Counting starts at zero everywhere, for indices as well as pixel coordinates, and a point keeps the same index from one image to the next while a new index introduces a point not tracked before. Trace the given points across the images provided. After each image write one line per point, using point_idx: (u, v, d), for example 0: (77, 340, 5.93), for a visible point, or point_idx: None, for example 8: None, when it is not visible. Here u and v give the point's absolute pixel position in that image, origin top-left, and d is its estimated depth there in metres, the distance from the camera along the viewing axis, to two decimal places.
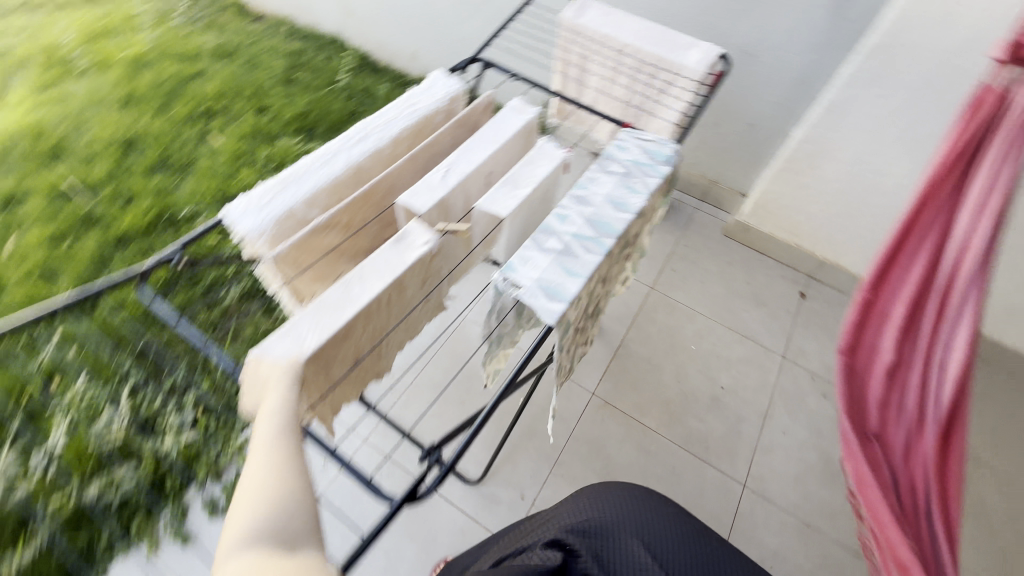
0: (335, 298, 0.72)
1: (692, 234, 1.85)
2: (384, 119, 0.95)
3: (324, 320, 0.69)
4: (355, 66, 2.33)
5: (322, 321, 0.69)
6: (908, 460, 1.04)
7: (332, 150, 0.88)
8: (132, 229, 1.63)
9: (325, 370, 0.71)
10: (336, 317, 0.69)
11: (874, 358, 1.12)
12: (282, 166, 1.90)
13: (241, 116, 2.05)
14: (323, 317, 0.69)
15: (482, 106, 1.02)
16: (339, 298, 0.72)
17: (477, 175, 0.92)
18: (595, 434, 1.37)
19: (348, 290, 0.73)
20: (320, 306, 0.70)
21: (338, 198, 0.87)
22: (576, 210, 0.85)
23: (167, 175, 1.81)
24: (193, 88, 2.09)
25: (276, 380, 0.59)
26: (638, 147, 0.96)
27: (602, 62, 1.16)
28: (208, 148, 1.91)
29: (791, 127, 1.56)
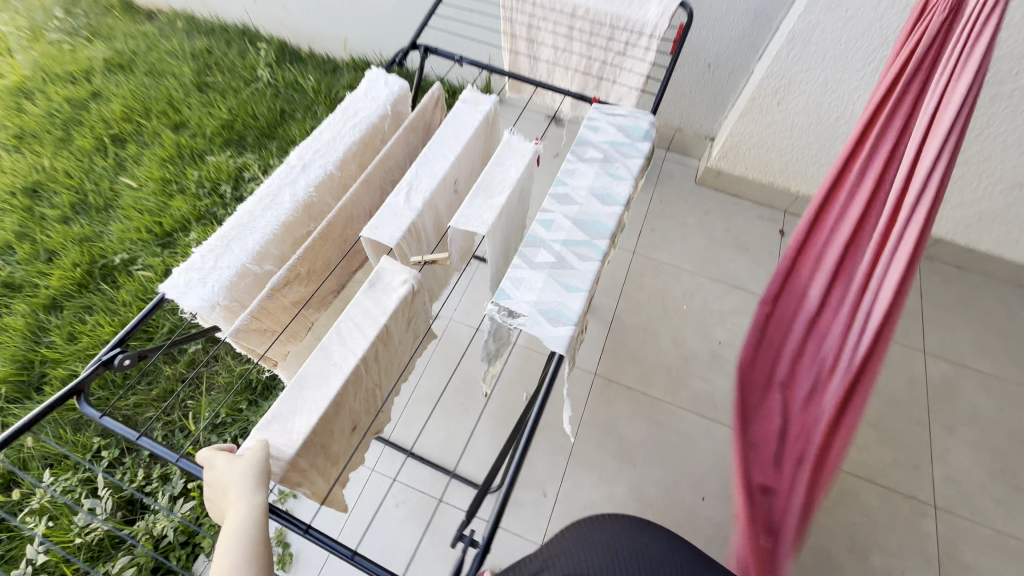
0: (315, 370, 0.65)
1: (664, 188, 1.79)
2: (324, 138, 0.83)
3: (314, 398, 0.64)
4: (274, 57, 2.09)
5: (310, 402, 0.63)
6: (807, 409, 0.98)
7: (273, 188, 0.76)
8: (63, 289, 1.46)
9: (323, 450, 0.67)
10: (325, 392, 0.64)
11: (799, 308, 0.96)
12: (217, 186, 1.72)
13: (157, 136, 1.83)
14: (309, 397, 0.64)
15: (431, 104, 0.91)
16: (320, 370, 0.65)
17: (444, 186, 0.82)
18: (605, 415, 1.35)
19: (328, 358, 0.65)
20: (301, 380, 0.64)
21: (293, 243, 0.77)
22: (561, 211, 0.77)
23: (88, 220, 1.61)
24: (94, 113, 1.85)
25: (234, 479, 0.57)
26: (612, 123, 0.87)
27: (554, 28, 1.05)
28: (128, 180, 1.71)
29: (752, 62, 1.48)
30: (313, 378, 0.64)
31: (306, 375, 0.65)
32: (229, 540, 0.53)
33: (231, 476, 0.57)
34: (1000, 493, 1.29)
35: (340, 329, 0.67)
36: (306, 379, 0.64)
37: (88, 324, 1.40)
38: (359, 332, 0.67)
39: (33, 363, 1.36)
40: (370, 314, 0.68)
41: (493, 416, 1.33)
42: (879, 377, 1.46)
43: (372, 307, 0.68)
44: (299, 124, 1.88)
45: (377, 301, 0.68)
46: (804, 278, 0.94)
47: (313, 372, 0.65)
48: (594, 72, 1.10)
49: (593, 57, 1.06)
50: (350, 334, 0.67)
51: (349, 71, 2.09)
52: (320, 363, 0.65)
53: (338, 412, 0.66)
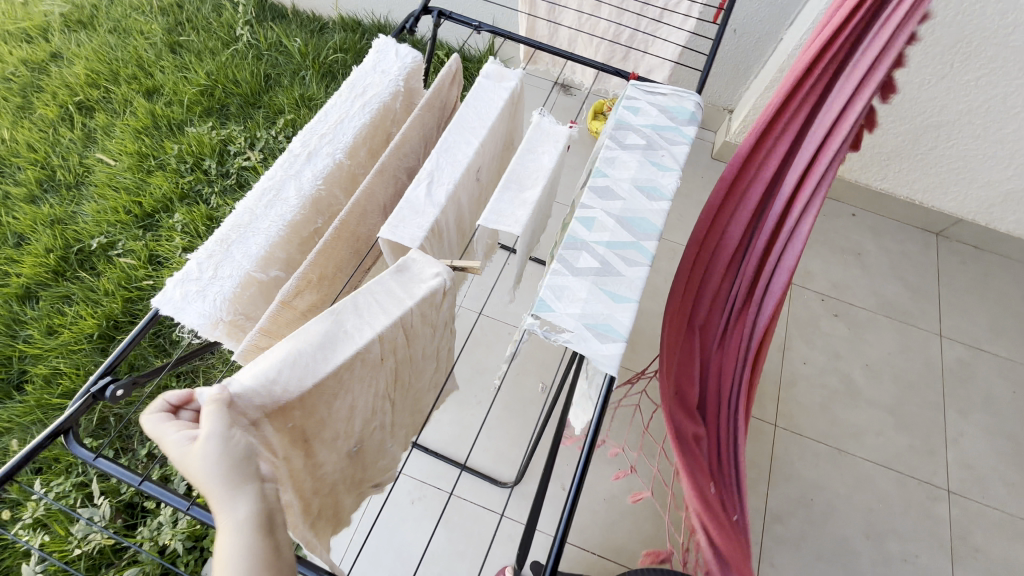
0: (323, 336, 0.53)
1: None
2: (330, 121, 0.73)
3: (307, 375, 0.52)
4: (254, 15, 1.91)
5: (306, 378, 0.51)
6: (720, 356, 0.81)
7: (275, 183, 0.68)
8: (36, 277, 1.35)
9: (309, 447, 0.56)
10: (328, 371, 0.52)
11: (721, 249, 0.78)
12: (200, 161, 1.58)
13: (129, 104, 1.67)
14: (311, 368, 0.52)
15: (448, 79, 0.80)
16: (333, 340, 0.53)
17: (468, 177, 0.73)
18: (623, 405, 1.32)
19: (340, 327, 0.54)
20: (296, 340, 0.52)
21: (301, 245, 0.69)
22: (603, 208, 0.69)
23: (58, 199, 1.48)
24: (55, 77, 1.67)
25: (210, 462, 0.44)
26: (653, 104, 0.78)
27: None
28: (100, 155, 1.56)
29: (782, 28, 1.37)
30: (316, 345, 0.52)
31: (310, 337, 0.53)
32: (226, 555, 0.43)
33: (201, 473, 0.44)
34: (1013, 477, 1.30)
35: (361, 299, 0.56)
36: (310, 338, 0.53)
37: (68, 316, 1.30)
38: (384, 310, 0.56)
39: (11, 359, 1.26)
40: (400, 292, 0.57)
41: (507, 408, 1.29)
42: (897, 362, 1.44)
43: (398, 278, 0.58)
44: (286, 91, 1.73)
45: (404, 284, 0.58)
46: (728, 214, 0.76)
47: (319, 339, 0.53)
48: (624, 42, 0.99)
49: (625, 24, 0.95)
50: (370, 308, 0.56)
51: (338, 30, 1.92)
52: (334, 328, 0.54)
53: (331, 399, 0.55)
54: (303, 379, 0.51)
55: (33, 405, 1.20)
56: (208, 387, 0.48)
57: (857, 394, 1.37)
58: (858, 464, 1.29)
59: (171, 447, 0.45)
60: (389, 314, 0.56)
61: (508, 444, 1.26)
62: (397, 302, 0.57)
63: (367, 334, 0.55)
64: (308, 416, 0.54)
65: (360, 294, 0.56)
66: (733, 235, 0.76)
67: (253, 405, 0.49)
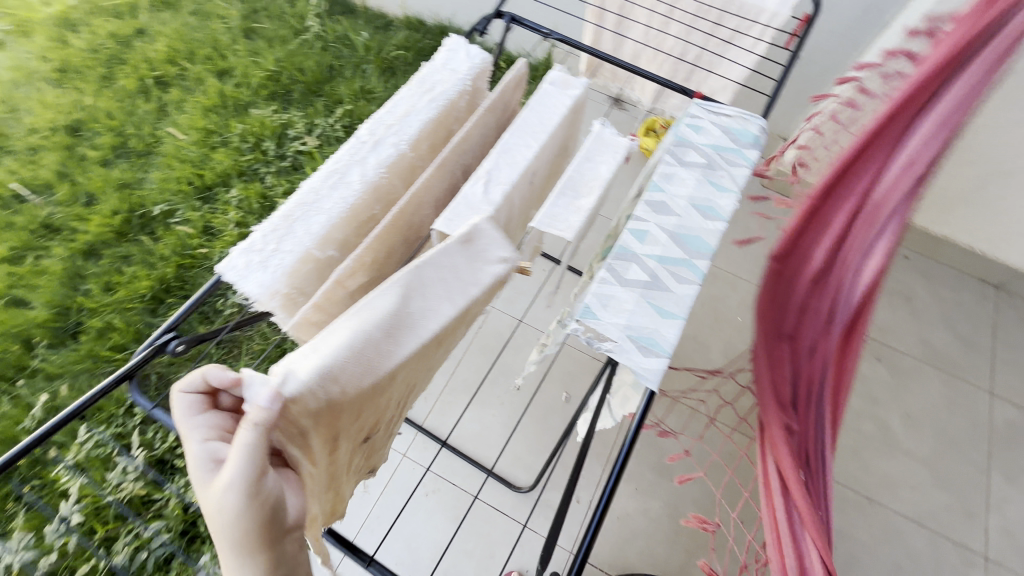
0: (385, 318, 0.48)
1: None
2: (397, 112, 0.75)
3: (373, 360, 0.47)
4: (325, 8, 1.99)
5: (373, 364, 0.47)
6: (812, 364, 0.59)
7: (341, 165, 0.70)
8: (101, 236, 1.43)
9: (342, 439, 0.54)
10: (398, 355, 0.49)
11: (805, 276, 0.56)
12: (260, 142, 1.65)
13: (201, 83, 1.76)
14: (379, 356, 0.48)
15: (514, 83, 0.82)
16: (399, 323, 0.49)
17: (524, 179, 0.74)
18: (647, 425, 1.30)
19: (403, 309, 0.50)
20: (361, 313, 0.48)
21: (357, 228, 0.70)
22: (656, 222, 0.68)
23: (128, 165, 1.57)
24: (139, 51, 1.78)
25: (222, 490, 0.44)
26: (716, 124, 0.77)
27: (651, 5, 0.94)
28: (171, 128, 1.65)
29: (851, 60, 1.34)
30: (379, 329, 0.48)
31: (368, 321, 0.47)
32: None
33: (207, 503, 0.44)
34: None
35: (426, 278, 0.51)
36: (369, 322, 0.47)
37: (126, 276, 1.38)
38: (454, 289, 0.52)
39: (70, 310, 1.34)
40: (465, 268, 0.53)
41: (530, 412, 1.29)
42: (940, 415, 1.37)
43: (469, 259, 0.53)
44: (347, 82, 1.79)
45: (472, 264, 0.53)
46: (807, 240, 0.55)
47: (383, 322, 0.48)
48: (689, 60, 0.99)
49: (692, 42, 0.95)
50: (437, 288, 0.52)
51: (402, 29, 1.98)
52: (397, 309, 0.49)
53: (381, 392, 0.53)
54: (373, 366, 0.47)
55: (84, 355, 1.27)
56: (257, 380, 0.42)
57: (893, 444, 1.31)
58: (888, 517, 1.23)
59: (191, 456, 0.47)
60: (456, 293, 0.52)
61: (527, 449, 1.26)
62: (464, 276, 0.53)
63: (437, 314, 0.51)
64: (355, 415, 0.52)
65: (425, 272, 0.51)
66: (821, 255, 0.54)
67: (309, 407, 0.44)
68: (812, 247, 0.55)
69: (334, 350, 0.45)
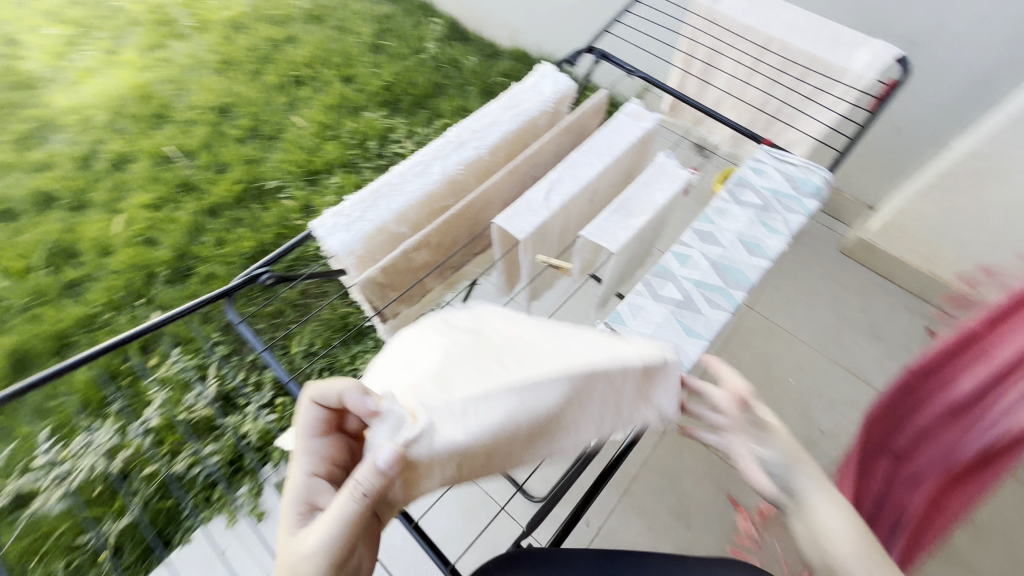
0: (543, 416, 0.48)
1: (801, 248, 1.64)
2: (483, 121, 0.85)
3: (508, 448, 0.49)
4: (443, 35, 2.24)
5: (505, 458, 0.49)
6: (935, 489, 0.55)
7: (427, 158, 0.80)
8: (223, 199, 1.67)
9: None
10: (527, 456, 0.51)
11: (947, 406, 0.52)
12: (366, 140, 1.86)
13: (328, 84, 2.02)
14: (515, 453, 0.49)
15: (592, 110, 0.90)
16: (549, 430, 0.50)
17: (584, 193, 0.81)
18: (672, 466, 1.27)
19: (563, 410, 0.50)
20: (526, 400, 0.47)
21: (429, 214, 0.80)
22: (701, 249, 0.72)
23: (257, 144, 1.83)
24: (285, 54, 2.08)
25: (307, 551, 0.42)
26: (780, 170, 0.80)
27: (737, 57, 0.99)
28: (296, 119, 1.90)
29: (953, 135, 1.29)
30: (534, 425, 0.48)
31: (530, 415, 0.47)
32: None
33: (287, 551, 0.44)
34: None
35: (599, 390, 0.51)
36: (532, 414, 0.48)
37: (235, 235, 1.60)
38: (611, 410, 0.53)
39: (186, 255, 1.57)
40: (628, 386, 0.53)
41: None
42: None
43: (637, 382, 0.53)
44: (450, 100, 2.00)
45: (638, 396, 0.54)
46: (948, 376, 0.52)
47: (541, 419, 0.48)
48: (768, 112, 1.02)
49: (773, 96, 0.99)
50: (599, 405, 0.52)
51: (507, 59, 2.18)
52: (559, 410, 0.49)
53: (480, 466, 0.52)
54: (504, 460, 0.49)
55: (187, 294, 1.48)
56: (400, 432, 0.43)
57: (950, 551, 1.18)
58: None
59: (293, 487, 0.47)
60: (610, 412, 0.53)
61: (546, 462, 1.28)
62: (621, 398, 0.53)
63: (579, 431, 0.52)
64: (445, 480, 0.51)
65: (601, 384, 0.51)
66: (965, 379, 0.49)
67: (439, 474, 0.45)
68: (960, 367, 0.51)
69: (492, 431, 0.46)
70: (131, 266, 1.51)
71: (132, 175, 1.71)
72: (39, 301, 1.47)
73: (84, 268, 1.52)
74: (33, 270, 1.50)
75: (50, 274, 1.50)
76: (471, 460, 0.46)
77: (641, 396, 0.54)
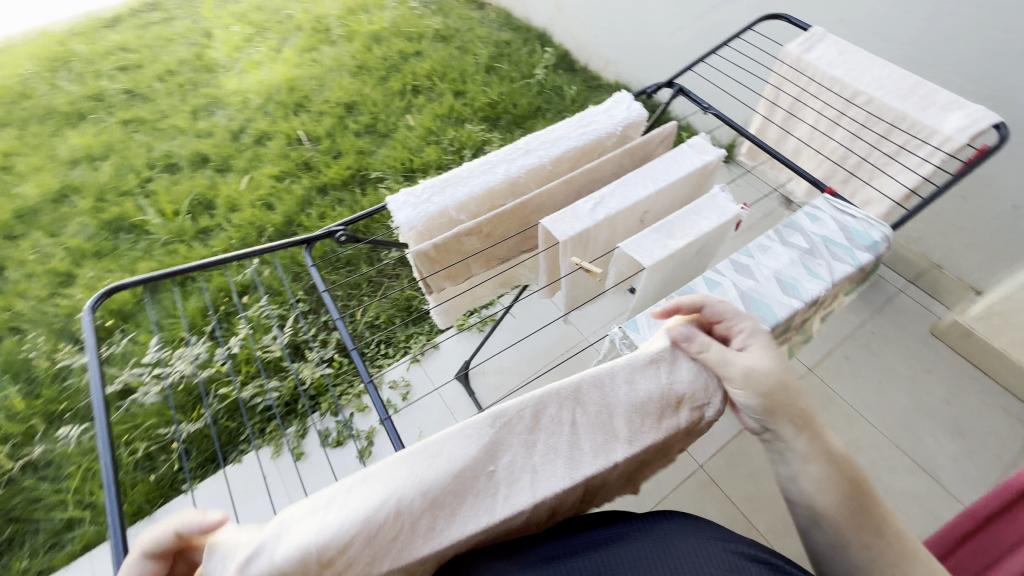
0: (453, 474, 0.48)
1: (884, 320, 1.52)
2: (553, 135, 0.93)
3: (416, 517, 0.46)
4: (552, 63, 2.40)
5: (398, 542, 0.45)
6: None
7: (495, 159, 0.90)
8: (333, 180, 1.92)
9: None
10: (430, 540, 0.46)
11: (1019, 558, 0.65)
12: (462, 148, 2.04)
13: (441, 96, 2.25)
14: (414, 528, 0.46)
15: (658, 138, 0.95)
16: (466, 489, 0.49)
17: (631, 212, 0.86)
18: (689, 511, 1.23)
19: (478, 465, 0.50)
20: (428, 457, 0.49)
21: (488, 207, 0.89)
22: (732, 279, 0.74)
23: (370, 139, 2.08)
24: (411, 66, 2.35)
25: None
26: (836, 220, 0.79)
27: (821, 108, 0.99)
28: (408, 122, 2.14)
29: None
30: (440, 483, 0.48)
31: (436, 467, 0.48)
32: None
33: None
34: None
35: (530, 440, 0.52)
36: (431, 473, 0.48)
37: (336, 212, 1.83)
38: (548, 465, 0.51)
39: (293, 222, 1.82)
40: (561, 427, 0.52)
41: None
42: None
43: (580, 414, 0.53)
44: (546, 122, 2.13)
45: (589, 431, 0.53)
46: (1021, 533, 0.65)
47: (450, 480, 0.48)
48: (847, 167, 1.00)
49: (853, 151, 0.97)
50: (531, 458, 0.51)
51: (608, 92, 2.29)
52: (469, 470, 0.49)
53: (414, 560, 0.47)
54: (403, 533, 0.46)
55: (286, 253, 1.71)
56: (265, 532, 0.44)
57: None
58: None
59: None
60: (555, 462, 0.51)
61: None
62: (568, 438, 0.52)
63: (512, 495, 0.49)
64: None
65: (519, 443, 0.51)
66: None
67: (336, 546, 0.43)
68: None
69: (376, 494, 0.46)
70: (250, 223, 1.78)
71: (268, 150, 2.02)
72: (177, 240, 1.78)
73: (215, 219, 1.82)
74: (178, 213, 1.83)
75: (190, 219, 1.82)
76: (365, 525, 0.44)
77: (596, 432, 0.53)
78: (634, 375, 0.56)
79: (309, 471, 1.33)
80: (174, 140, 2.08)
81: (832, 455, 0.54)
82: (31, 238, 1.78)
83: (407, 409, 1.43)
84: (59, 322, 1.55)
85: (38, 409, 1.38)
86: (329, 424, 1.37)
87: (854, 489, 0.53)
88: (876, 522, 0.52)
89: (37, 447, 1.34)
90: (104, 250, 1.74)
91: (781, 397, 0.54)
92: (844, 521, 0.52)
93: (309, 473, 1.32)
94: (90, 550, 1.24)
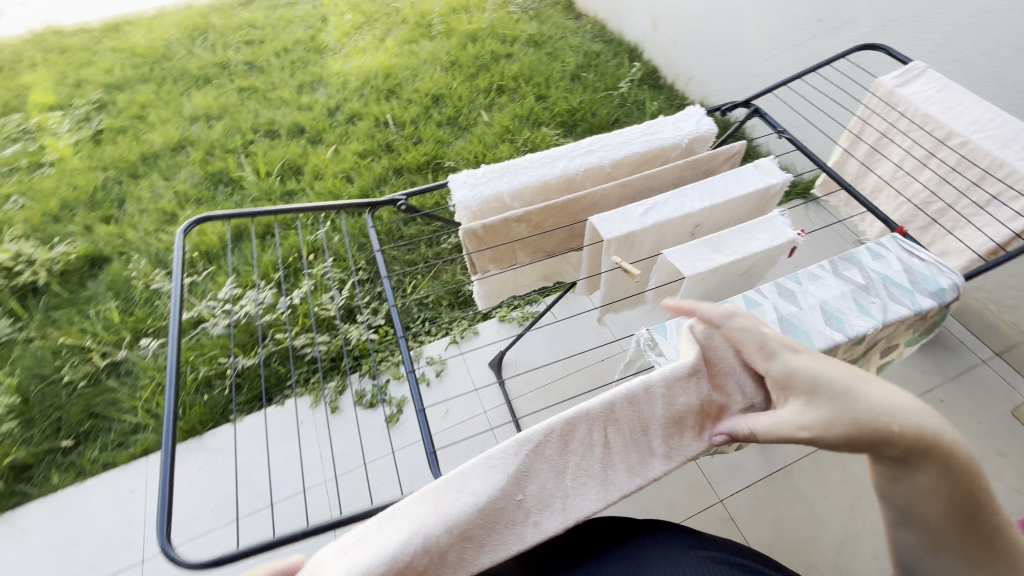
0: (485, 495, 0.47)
1: (957, 389, 1.38)
2: (617, 139, 0.95)
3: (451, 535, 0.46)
4: (638, 78, 2.40)
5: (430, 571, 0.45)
6: None
7: (557, 154, 0.92)
8: (409, 164, 2.04)
9: None
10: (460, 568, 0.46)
11: None
12: (534, 150, 2.09)
13: (523, 98, 2.31)
14: (443, 560, 0.46)
15: (724, 156, 0.94)
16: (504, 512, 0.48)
17: (682, 222, 0.85)
18: None
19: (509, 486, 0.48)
20: (452, 490, 0.47)
21: (541, 199, 0.92)
22: (774, 302, 0.72)
23: (450, 131, 2.19)
24: (500, 66, 2.45)
25: None
26: (902, 261, 0.75)
27: (909, 147, 0.93)
28: (488, 118, 2.22)
29: None
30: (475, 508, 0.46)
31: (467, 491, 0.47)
32: None
33: None
34: None
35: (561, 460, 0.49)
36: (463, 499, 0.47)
37: None
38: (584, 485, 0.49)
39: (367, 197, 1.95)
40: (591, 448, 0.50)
41: None
42: None
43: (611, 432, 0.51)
44: None
45: (621, 450, 0.51)
46: None
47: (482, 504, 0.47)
48: (929, 212, 0.94)
49: (939, 196, 0.91)
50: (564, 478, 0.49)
51: None
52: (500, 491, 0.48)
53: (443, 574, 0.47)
54: (440, 559, 0.45)
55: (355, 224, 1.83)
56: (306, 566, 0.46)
57: None
58: None
59: None
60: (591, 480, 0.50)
61: None
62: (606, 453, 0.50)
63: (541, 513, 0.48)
64: None
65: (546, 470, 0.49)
66: None
67: None
68: None
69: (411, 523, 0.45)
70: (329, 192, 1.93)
71: (356, 129, 2.18)
72: (265, 198, 1.95)
73: (300, 185, 1.99)
74: (271, 175, 2.01)
75: (279, 181, 1.99)
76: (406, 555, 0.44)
77: (627, 448, 0.51)
78: (672, 388, 0.52)
79: (341, 425, 1.42)
80: (278, 110, 2.29)
81: (942, 465, 0.45)
82: (149, 179, 2.03)
83: (439, 386, 1.49)
84: (158, 254, 1.76)
85: (128, 324, 1.58)
86: (366, 386, 1.46)
87: (958, 505, 0.46)
88: (987, 532, 0.46)
89: (122, 357, 1.53)
90: (204, 197, 1.95)
91: (881, 425, 0.46)
92: (943, 528, 0.47)
93: (340, 427, 1.41)
94: (147, 454, 1.40)
